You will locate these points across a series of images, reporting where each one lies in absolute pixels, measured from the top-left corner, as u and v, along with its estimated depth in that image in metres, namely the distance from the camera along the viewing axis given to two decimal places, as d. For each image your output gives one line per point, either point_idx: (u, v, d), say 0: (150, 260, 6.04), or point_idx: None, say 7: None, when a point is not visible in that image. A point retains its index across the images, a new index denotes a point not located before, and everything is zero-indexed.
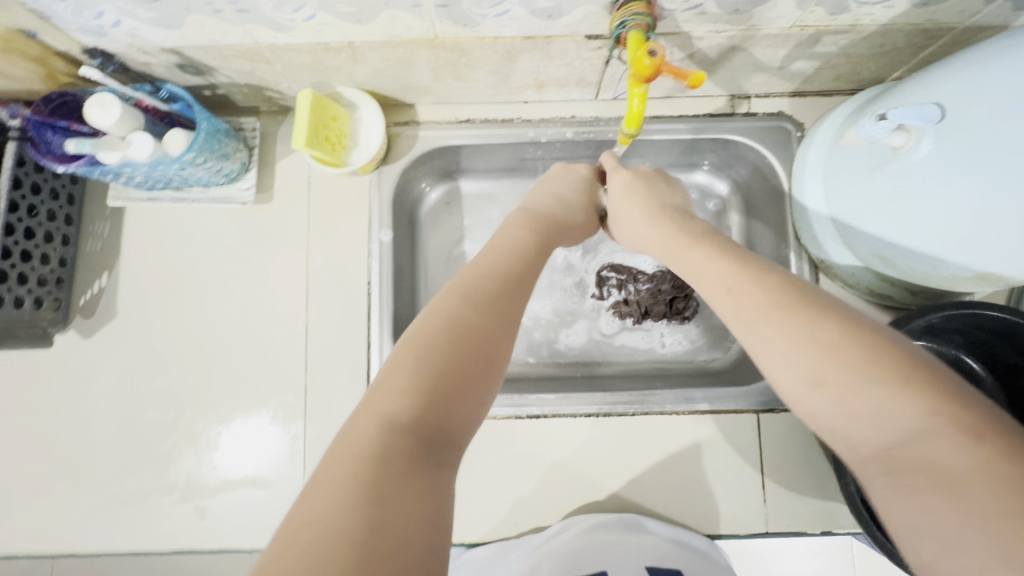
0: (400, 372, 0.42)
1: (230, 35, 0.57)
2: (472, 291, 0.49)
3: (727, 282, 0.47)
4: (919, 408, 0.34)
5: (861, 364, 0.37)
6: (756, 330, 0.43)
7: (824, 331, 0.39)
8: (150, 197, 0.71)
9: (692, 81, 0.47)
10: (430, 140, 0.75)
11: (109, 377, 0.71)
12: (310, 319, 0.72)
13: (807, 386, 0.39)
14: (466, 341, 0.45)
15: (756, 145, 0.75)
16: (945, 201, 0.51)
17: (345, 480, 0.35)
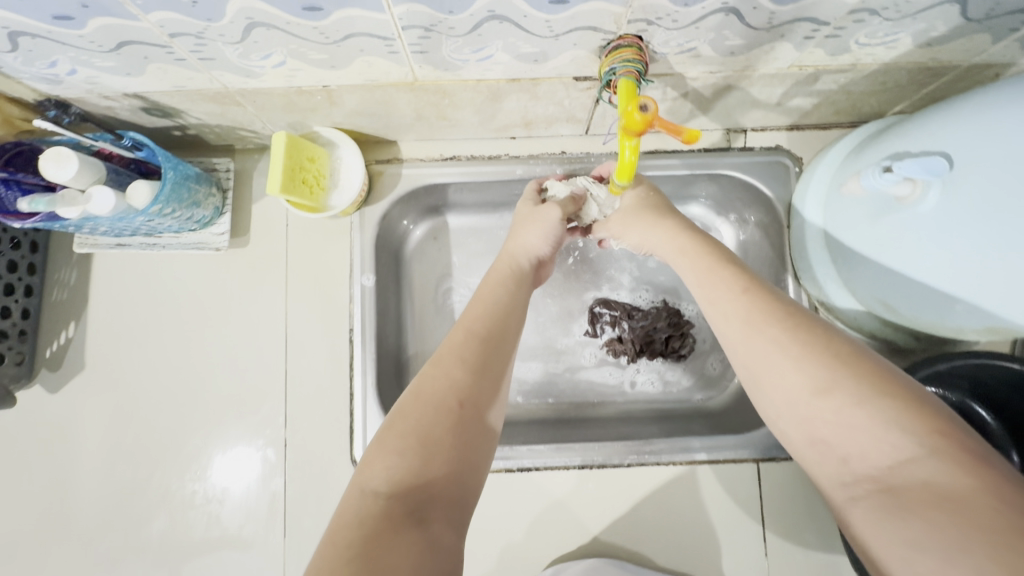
0: (396, 425, 0.42)
1: (196, 81, 0.54)
2: (464, 339, 0.49)
3: (741, 287, 0.48)
4: (915, 430, 0.35)
5: (868, 381, 0.38)
6: (766, 331, 0.44)
7: (836, 350, 0.41)
8: (119, 243, 0.68)
9: (687, 137, 0.44)
10: (414, 178, 0.72)
11: (76, 433, 0.68)
12: (290, 368, 0.69)
13: (812, 393, 0.40)
14: (456, 391, 0.44)
15: (753, 181, 0.72)
16: (952, 255, 0.48)
17: (343, 541, 0.35)
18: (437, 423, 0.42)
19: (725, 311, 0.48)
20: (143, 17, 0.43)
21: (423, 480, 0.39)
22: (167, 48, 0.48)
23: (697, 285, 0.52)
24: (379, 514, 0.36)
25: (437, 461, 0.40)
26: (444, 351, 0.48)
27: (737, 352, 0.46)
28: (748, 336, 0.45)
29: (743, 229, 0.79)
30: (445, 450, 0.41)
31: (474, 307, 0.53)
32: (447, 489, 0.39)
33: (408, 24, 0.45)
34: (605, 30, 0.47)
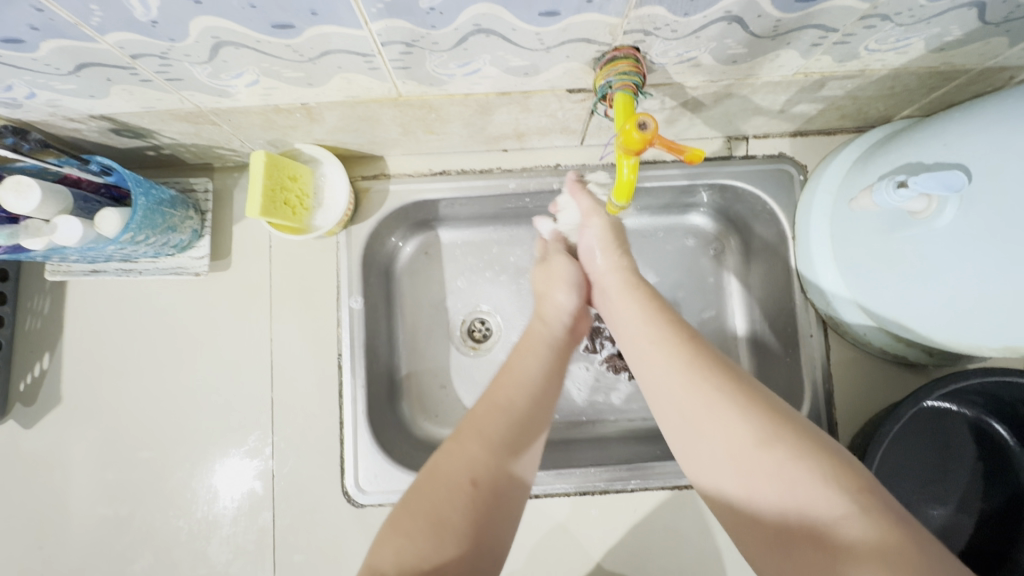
0: (413, 505, 0.41)
1: (165, 101, 0.50)
2: (493, 411, 0.47)
3: (686, 334, 0.48)
4: (846, 486, 0.36)
5: (803, 438, 0.39)
6: (709, 379, 0.44)
7: (770, 405, 0.41)
8: (93, 269, 0.65)
9: (689, 157, 0.43)
10: (402, 195, 0.69)
11: (52, 471, 0.64)
12: (276, 397, 0.66)
13: (754, 443, 0.39)
14: (477, 472, 0.42)
15: (756, 191, 0.69)
16: (972, 274, 0.45)
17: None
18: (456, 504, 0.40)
19: (665, 356, 0.47)
20: (100, 39, 0.39)
21: (435, 569, 0.37)
22: (132, 70, 0.44)
23: (639, 325, 0.51)
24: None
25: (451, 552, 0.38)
26: (470, 422, 0.46)
27: (674, 402, 0.45)
28: (689, 382, 0.44)
29: (746, 240, 0.76)
30: (458, 537, 0.39)
31: (508, 374, 0.51)
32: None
33: (388, 40, 0.42)
34: (600, 42, 0.44)
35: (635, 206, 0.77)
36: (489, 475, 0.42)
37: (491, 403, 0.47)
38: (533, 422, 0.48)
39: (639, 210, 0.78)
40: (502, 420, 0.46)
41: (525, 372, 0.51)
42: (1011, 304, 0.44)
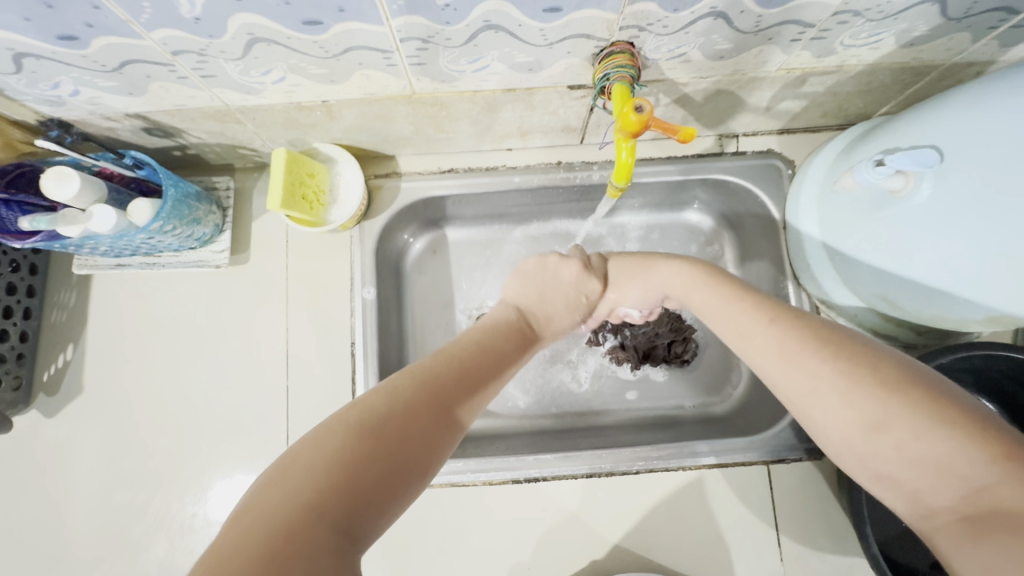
0: (361, 437, 0.37)
1: (196, 99, 0.55)
2: (444, 371, 0.47)
3: (767, 317, 0.49)
4: (983, 456, 0.35)
5: (919, 405, 0.38)
6: (809, 359, 0.44)
7: (883, 373, 0.41)
8: (118, 263, 0.68)
9: (683, 135, 0.46)
10: (412, 192, 0.72)
11: (75, 459, 0.66)
12: (292, 385, 0.68)
13: (868, 428, 0.40)
14: (417, 421, 0.41)
15: (747, 185, 0.73)
16: (950, 249, 0.49)
17: (264, 558, 0.29)
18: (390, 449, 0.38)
19: (760, 343, 0.49)
20: (147, 35, 0.44)
21: (356, 487, 0.35)
22: (170, 66, 0.48)
23: (722, 315, 0.54)
24: (313, 543, 0.31)
25: (367, 505, 0.35)
26: (423, 369, 0.46)
27: (781, 391, 0.46)
28: (789, 370, 0.45)
29: (739, 234, 0.80)
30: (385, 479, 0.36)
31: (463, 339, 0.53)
32: (366, 534, 0.34)
33: (406, 36, 0.46)
34: (598, 37, 0.48)
35: (632, 202, 0.80)
36: (419, 426, 0.41)
37: (444, 361, 0.48)
38: (482, 386, 0.49)
39: (637, 208, 0.82)
40: (456, 372, 0.47)
41: (468, 347, 0.51)
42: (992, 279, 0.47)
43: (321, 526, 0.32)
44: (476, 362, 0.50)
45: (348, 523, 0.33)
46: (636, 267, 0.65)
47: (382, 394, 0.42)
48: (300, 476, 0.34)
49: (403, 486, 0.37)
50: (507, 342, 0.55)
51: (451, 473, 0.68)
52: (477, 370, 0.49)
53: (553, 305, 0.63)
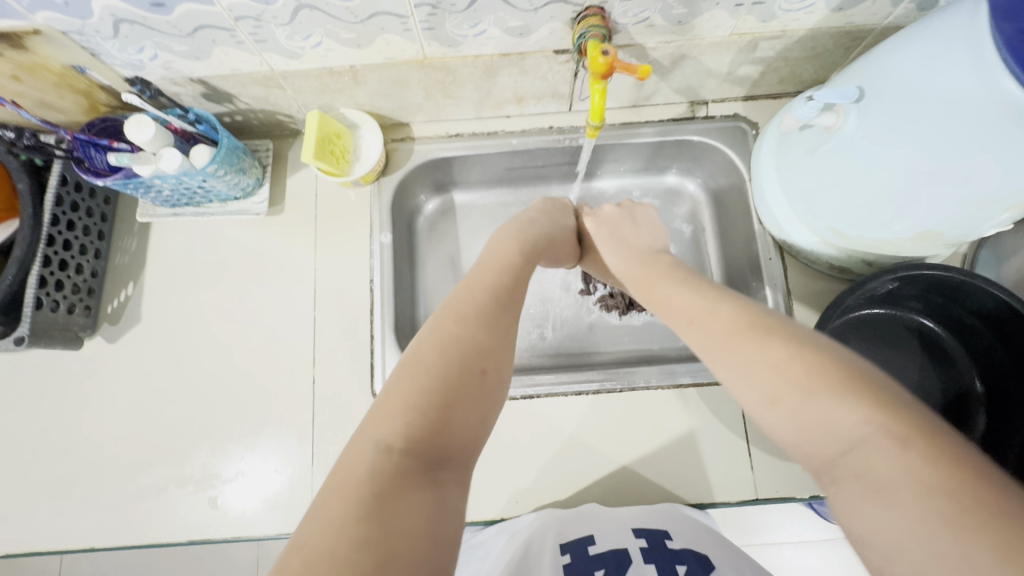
0: (416, 376, 0.42)
1: (249, 63, 0.67)
2: (481, 298, 0.51)
3: (687, 313, 0.52)
4: (859, 421, 0.36)
5: (804, 380, 0.40)
6: (718, 344, 0.47)
7: (775, 353, 0.42)
8: (174, 212, 0.80)
9: (641, 72, 0.57)
10: (424, 153, 0.83)
11: (132, 379, 0.77)
12: (318, 316, 0.78)
13: (766, 407, 0.41)
14: (478, 348, 0.46)
15: (716, 145, 0.83)
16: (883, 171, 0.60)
17: (347, 502, 0.35)
18: (456, 379, 0.43)
19: (684, 331, 0.51)
20: (218, 2, 0.56)
21: (423, 426, 0.40)
22: (231, 31, 0.61)
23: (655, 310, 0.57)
24: (388, 483, 0.36)
25: (443, 430, 0.40)
26: (456, 300, 0.50)
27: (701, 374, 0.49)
28: (705, 355, 0.48)
29: (714, 193, 0.90)
30: (449, 408, 0.41)
31: (489, 264, 0.57)
32: (447, 457, 0.40)
33: (419, 2, 0.58)
34: (574, 2, 0.60)
35: (618, 166, 0.91)
36: (474, 353, 0.45)
37: (477, 287, 0.52)
38: (518, 303, 0.53)
39: (622, 172, 0.92)
40: (489, 291, 0.52)
41: (492, 270, 0.56)
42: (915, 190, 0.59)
43: (393, 464, 0.37)
44: (511, 284, 0.55)
45: (422, 458, 0.39)
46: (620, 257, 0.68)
47: (427, 332, 0.46)
48: (367, 432, 0.39)
49: (474, 404, 0.43)
50: (525, 262, 0.59)
51: None
52: (508, 289, 0.53)
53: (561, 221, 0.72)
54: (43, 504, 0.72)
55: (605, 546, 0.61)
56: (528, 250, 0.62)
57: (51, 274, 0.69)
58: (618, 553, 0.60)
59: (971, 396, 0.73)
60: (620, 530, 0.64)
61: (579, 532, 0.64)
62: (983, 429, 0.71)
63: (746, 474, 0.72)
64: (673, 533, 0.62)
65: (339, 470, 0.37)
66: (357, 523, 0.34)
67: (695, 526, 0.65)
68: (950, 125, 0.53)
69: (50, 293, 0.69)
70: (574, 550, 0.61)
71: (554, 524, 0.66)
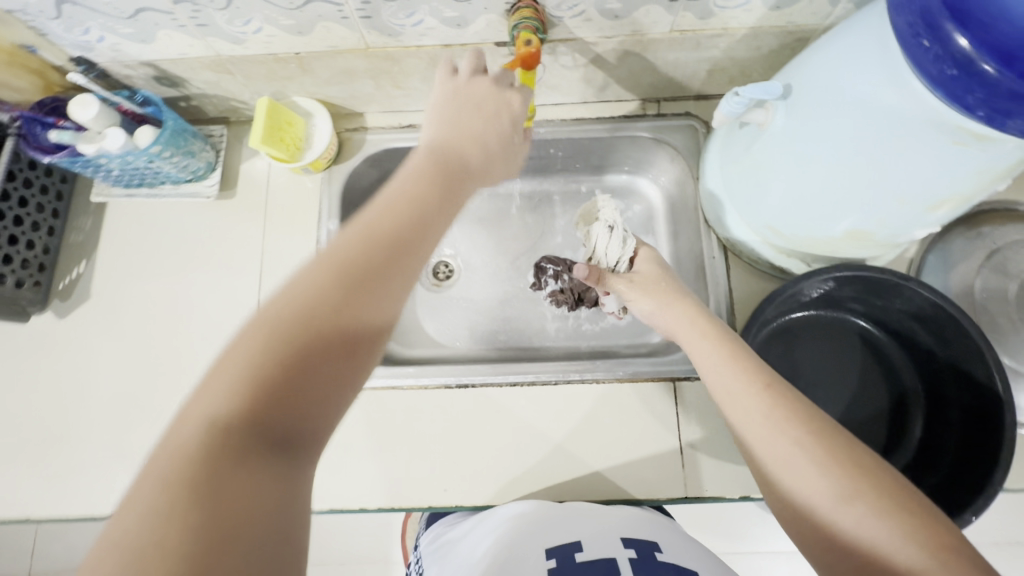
0: (247, 351, 0.37)
1: (195, 48, 0.68)
2: (356, 250, 0.43)
3: (763, 380, 0.55)
4: (928, 542, 0.43)
5: (883, 491, 0.46)
6: (795, 428, 0.51)
7: (859, 456, 0.49)
8: (128, 193, 0.81)
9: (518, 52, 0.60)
10: (376, 143, 0.84)
11: (78, 355, 0.78)
12: (262, 299, 0.79)
13: (836, 499, 0.47)
14: (327, 301, 0.40)
15: (666, 143, 0.83)
16: (812, 172, 0.60)
17: (164, 498, 0.31)
18: (291, 352, 0.38)
19: (744, 404, 0.54)
20: None
21: (255, 415, 0.36)
22: (171, 15, 0.62)
23: (712, 367, 0.58)
24: (206, 483, 0.33)
25: (284, 408, 0.37)
26: (330, 250, 0.43)
27: (757, 450, 0.53)
28: (770, 431, 0.52)
29: (668, 193, 0.90)
30: (283, 396, 0.37)
31: (390, 191, 0.48)
32: (291, 436, 0.37)
33: None
34: None
35: (573, 162, 0.91)
36: (332, 329, 0.40)
37: (357, 239, 0.44)
38: (405, 254, 0.45)
39: (578, 168, 0.93)
40: (368, 243, 0.44)
41: (383, 215, 0.46)
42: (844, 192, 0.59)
43: (226, 441, 0.34)
44: (397, 231, 0.45)
45: (252, 455, 0.35)
46: (655, 301, 0.67)
47: (279, 298, 0.40)
48: (199, 408, 0.35)
49: (322, 394, 0.39)
50: (434, 198, 0.49)
51: (396, 377, 0.79)
52: (396, 237, 0.45)
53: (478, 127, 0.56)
54: None
55: (595, 553, 0.57)
56: (440, 187, 0.50)
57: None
58: (607, 561, 0.56)
59: (910, 402, 0.72)
60: (608, 535, 0.60)
61: (568, 538, 0.60)
62: (919, 436, 0.70)
63: (677, 473, 0.73)
64: (666, 549, 0.59)
65: (167, 450, 0.34)
66: (186, 529, 0.31)
67: (687, 548, 0.61)
68: (883, 121, 0.51)
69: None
70: (560, 556, 0.57)
71: (540, 531, 0.62)
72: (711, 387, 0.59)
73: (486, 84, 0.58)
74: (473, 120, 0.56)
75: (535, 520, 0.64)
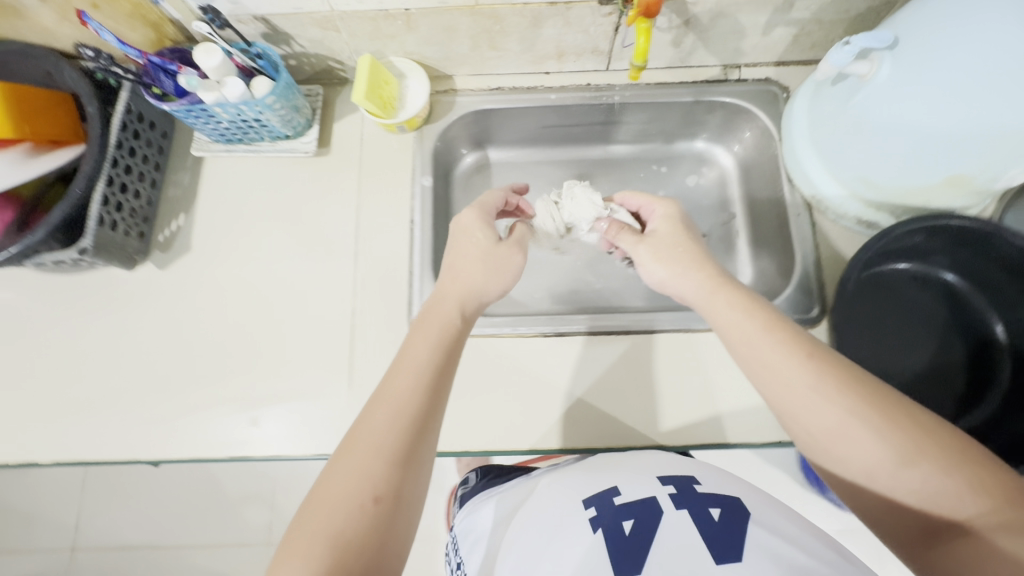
0: (322, 540, 0.45)
1: (310, 2, 0.71)
2: (393, 434, 0.51)
3: (801, 349, 0.54)
4: (990, 491, 0.44)
5: (943, 446, 0.46)
6: (843, 396, 0.50)
7: (915, 416, 0.48)
8: (228, 148, 0.83)
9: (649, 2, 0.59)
10: (465, 105, 0.87)
11: (180, 302, 0.80)
12: (359, 252, 0.81)
13: (897, 463, 0.47)
14: (373, 487, 0.48)
15: (747, 106, 0.86)
16: (916, 119, 0.62)
17: None
18: (361, 528, 0.46)
19: (784, 375, 0.53)
20: None
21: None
22: None
23: (746, 341, 0.57)
24: None
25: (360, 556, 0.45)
26: (356, 439, 0.51)
27: (800, 421, 0.52)
28: (820, 400, 0.51)
29: (740, 158, 0.94)
30: (359, 547, 0.45)
31: (400, 372, 0.56)
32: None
33: None
34: None
35: (649, 130, 0.95)
36: (383, 499, 0.48)
37: (388, 420, 0.52)
38: (430, 418, 0.54)
39: (653, 136, 0.96)
40: (395, 412, 0.53)
41: (403, 378, 0.56)
42: (946, 136, 0.61)
43: None
44: (418, 400, 0.54)
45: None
46: (670, 268, 0.68)
47: (332, 486, 0.48)
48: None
49: (388, 534, 0.47)
50: (438, 363, 0.58)
51: (492, 326, 0.80)
52: (418, 411, 0.54)
53: (488, 282, 0.69)
54: (92, 415, 0.76)
55: (635, 495, 0.54)
56: (447, 356, 0.60)
57: (113, 195, 0.73)
58: (647, 501, 0.53)
59: (996, 350, 0.75)
60: (645, 476, 0.57)
61: (605, 484, 0.57)
62: (1007, 380, 0.73)
63: (773, 419, 0.74)
64: (702, 479, 0.56)
65: None
66: None
67: (720, 472, 0.59)
68: (977, 122, 0.58)
69: (111, 213, 0.73)
70: (599, 504, 0.54)
71: (570, 480, 0.59)
72: (737, 351, 0.58)
73: (468, 215, 0.73)
74: (473, 253, 0.71)
75: (574, 475, 0.61)
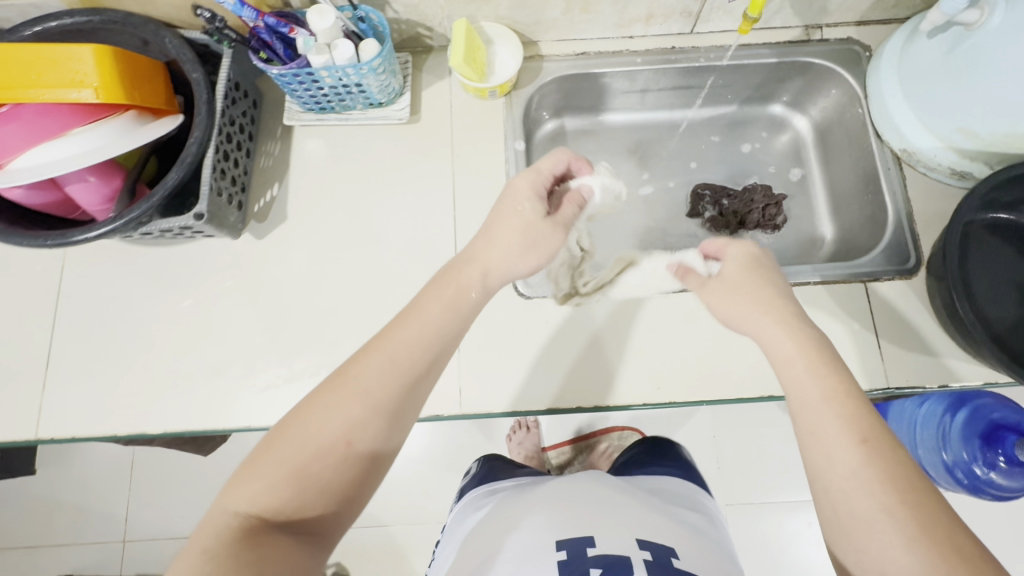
0: (293, 467, 0.48)
1: None
2: (384, 387, 0.53)
3: (862, 432, 0.50)
4: None
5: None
6: (891, 489, 0.46)
7: (957, 538, 0.44)
8: (320, 116, 0.82)
9: None
10: (551, 70, 0.88)
11: (280, 272, 0.80)
12: (457, 217, 0.81)
13: None
14: (349, 430, 0.51)
15: (833, 67, 0.88)
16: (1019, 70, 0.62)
17: (231, 537, 0.43)
18: (332, 464, 0.50)
19: (835, 444, 0.50)
20: None
21: (293, 509, 0.47)
22: None
23: (803, 400, 0.54)
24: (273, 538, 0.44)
25: (316, 492, 0.49)
26: (350, 379, 0.53)
27: (827, 491, 0.50)
28: (866, 480, 0.48)
29: (818, 121, 0.96)
30: (319, 482, 0.49)
31: (407, 326, 0.57)
32: (320, 515, 0.49)
33: None
34: None
35: (726, 95, 0.96)
36: (357, 444, 0.51)
37: (382, 372, 0.54)
38: (419, 383, 0.56)
39: (731, 101, 0.97)
40: (394, 369, 0.54)
41: (410, 337, 0.56)
42: None
43: (271, 526, 0.45)
44: (414, 361, 0.56)
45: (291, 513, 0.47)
46: (737, 304, 0.64)
47: (315, 418, 0.51)
48: (252, 489, 0.47)
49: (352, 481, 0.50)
50: (446, 330, 0.59)
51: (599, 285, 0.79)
52: (413, 375, 0.55)
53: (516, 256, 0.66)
54: (200, 385, 0.76)
55: (606, 549, 0.56)
56: (453, 319, 0.60)
57: (218, 162, 0.72)
58: (619, 558, 0.55)
59: None
60: (621, 532, 0.58)
61: (581, 531, 0.59)
62: None
63: (878, 366, 0.75)
64: (681, 553, 0.57)
65: (218, 513, 0.46)
66: (245, 558, 0.42)
67: (695, 543, 0.60)
68: None
69: (219, 180, 0.73)
70: (571, 549, 0.56)
71: (546, 520, 0.61)
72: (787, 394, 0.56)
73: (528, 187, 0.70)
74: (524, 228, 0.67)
75: (548, 515, 0.62)
